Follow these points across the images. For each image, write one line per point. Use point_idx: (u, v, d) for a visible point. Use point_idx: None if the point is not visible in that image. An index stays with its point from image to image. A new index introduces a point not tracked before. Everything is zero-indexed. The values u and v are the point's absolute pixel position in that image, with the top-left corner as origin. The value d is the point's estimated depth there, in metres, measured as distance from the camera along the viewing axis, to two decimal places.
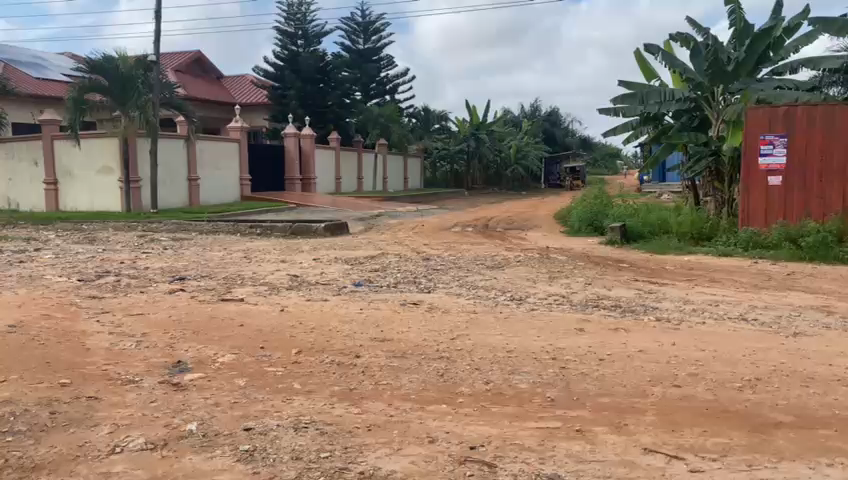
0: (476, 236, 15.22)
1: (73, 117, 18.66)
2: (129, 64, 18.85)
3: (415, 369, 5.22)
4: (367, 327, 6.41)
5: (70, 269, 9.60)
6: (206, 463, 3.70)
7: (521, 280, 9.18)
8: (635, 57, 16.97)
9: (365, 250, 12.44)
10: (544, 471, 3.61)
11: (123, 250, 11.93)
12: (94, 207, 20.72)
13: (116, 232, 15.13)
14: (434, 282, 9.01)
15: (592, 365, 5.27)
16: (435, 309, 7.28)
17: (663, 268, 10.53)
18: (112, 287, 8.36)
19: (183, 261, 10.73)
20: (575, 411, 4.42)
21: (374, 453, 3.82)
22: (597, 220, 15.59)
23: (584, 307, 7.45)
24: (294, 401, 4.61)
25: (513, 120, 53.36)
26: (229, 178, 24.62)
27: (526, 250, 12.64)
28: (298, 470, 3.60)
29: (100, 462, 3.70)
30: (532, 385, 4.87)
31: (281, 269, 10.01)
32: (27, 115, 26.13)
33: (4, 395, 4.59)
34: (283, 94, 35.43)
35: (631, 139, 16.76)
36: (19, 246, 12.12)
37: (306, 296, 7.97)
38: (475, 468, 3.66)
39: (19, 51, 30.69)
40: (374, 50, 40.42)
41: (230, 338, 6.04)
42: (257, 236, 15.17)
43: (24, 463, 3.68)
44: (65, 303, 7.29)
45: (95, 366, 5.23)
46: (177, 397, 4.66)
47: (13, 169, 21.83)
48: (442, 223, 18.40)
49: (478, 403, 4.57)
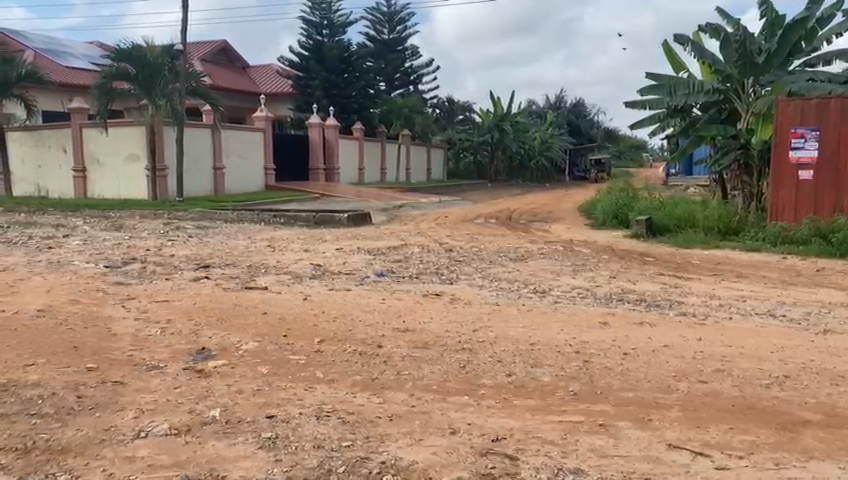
0: (500, 229, 15.15)
1: (100, 104, 19.03)
2: (156, 53, 18.95)
3: (437, 360, 5.21)
4: (388, 317, 6.42)
5: (98, 255, 9.75)
6: (229, 450, 3.72)
7: (545, 272, 9.12)
8: (664, 48, 16.73)
9: (387, 240, 12.44)
10: (566, 466, 3.58)
11: (149, 238, 12.05)
12: (122, 195, 20.98)
13: (142, 219, 15.28)
14: (456, 273, 8.98)
15: (615, 360, 5.22)
16: (457, 300, 7.25)
17: (690, 262, 10.38)
18: (138, 273, 8.46)
19: (209, 249, 10.82)
20: (598, 405, 4.38)
21: (395, 443, 3.82)
22: (621, 213, 15.42)
23: (608, 301, 7.37)
24: (316, 390, 4.62)
25: (537, 111, 53.03)
26: (253, 168, 24.74)
27: (550, 242, 12.55)
28: (319, 459, 3.62)
29: (125, 446, 3.75)
30: (555, 378, 4.83)
31: (304, 258, 10.07)
32: (58, 104, 26.73)
33: (33, 377, 4.67)
34: (307, 84, 35.54)
35: (658, 131, 16.56)
36: (47, 232, 12.29)
37: (328, 285, 8.00)
38: (497, 460, 3.64)
39: (46, 40, 31.10)
40: (399, 40, 40.30)
41: (252, 326, 6.08)
42: (280, 226, 15.21)
43: (51, 445, 3.75)
44: (92, 289, 7.38)
45: (120, 352, 5.29)
46: (201, 384, 4.70)
47: (42, 156, 22.06)
48: (465, 214, 18.29)
49: (500, 395, 4.54)
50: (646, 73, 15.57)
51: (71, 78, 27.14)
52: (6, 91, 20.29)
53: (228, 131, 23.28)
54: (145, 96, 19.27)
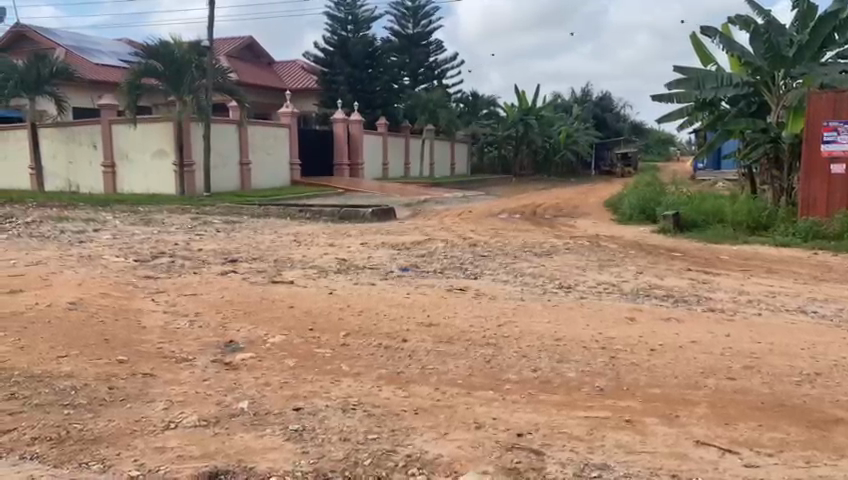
0: (524, 223, 15.10)
1: (129, 101, 19.21)
2: (184, 50, 19.10)
3: (462, 354, 5.22)
4: (413, 311, 6.45)
5: (127, 249, 9.91)
6: (256, 441, 3.77)
7: (571, 267, 9.08)
8: (692, 41, 16.49)
9: (412, 235, 12.47)
10: (592, 461, 3.57)
11: (177, 232, 12.21)
12: (150, 190, 21.27)
13: (170, 214, 15.48)
14: (481, 268, 8.97)
15: (642, 355, 5.18)
16: (482, 295, 7.24)
17: (718, 257, 10.25)
18: (166, 267, 8.59)
19: (236, 243, 10.93)
20: (625, 401, 4.35)
21: (421, 437, 3.83)
22: (648, 208, 15.25)
23: (635, 297, 7.31)
24: (342, 383, 4.66)
25: (563, 104, 52.61)
26: (279, 163, 24.92)
27: (575, 237, 12.47)
28: (345, 451, 3.65)
29: (155, 437, 3.82)
30: (581, 374, 4.82)
31: (330, 252, 10.14)
32: (88, 101, 27.17)
33: (66, 369, 4.77)
34: (332, 79, 35.66)
35: (686, 125, 16.35)
36: (78, 226, 12.53)
37: (353, 280, 8.04)
38: (523, 455, 3.64)
39: (76, 38, 31.60)
40: (424, 34, 40.22)
41: (279, 319, 6.15)
42: (306, 220, 15.31)
43: (84, 435, 3.83)
44: (122, 282, 7.51)
45: (150, 344, 5.37)
46: (229, 376, 4.76)
47: (72, 152, 22.41)
48: (490, 209, 18.26)
49: (526, 390, 4.53)
50: (674, 66, 15.39)
51: (100, 74, 27.57)
52: (38, 89, 20.67)
53: (254, 127, 23.47)
54: (172, 92, 19.47)
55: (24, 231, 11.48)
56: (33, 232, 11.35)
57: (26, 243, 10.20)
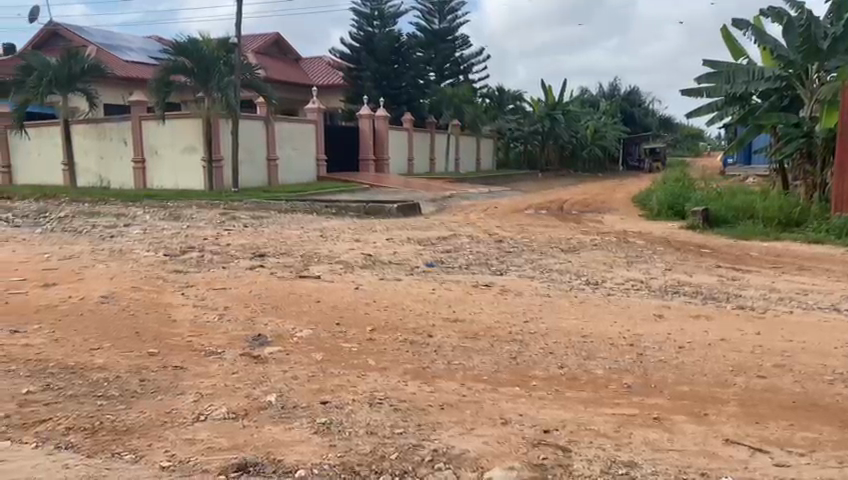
0: (551, 219, 15.02)
1: (158, 97, 19.45)
2: (212, 47, 19.26)
3: (488, 350, 5.22)
4: (438, 307, 6.46)
5: (157, 244, 10.06)
6: (285, 434, 3.82)
7: (598, 264, 9.02)
8: (723, 34, 16.25)
9: (438, 230, 12.46)
10: (620, 458, 3.55)
11: (206, 227, 12.36)
12: (180, 186, 21.56)
13: (199, 210, 15.66)
14: (506, 264, 8.95)
15: (670, 353, 5.13)
16: (508, 291, 7.22)
17: (748, 254, 10.09)
18: (196, 262, 8.71)
19: (263, 238, 11.04)
20: (652, 398, 4.32)
21: (447, 432, 3.85)
22: (677, 204, 15.06)
23: (664, 293, 7.24)
24: (369, 377, 4.69)
25: (590, 99, 52.16)
26: (306, 158, 25.07)
27: (603, 233, 12.36)
28: (372, 445, 3.67)
29: (186, 429, 3.88)
30: (609, 371, 4.78)
31: (356, 248, 10.18)
32: (119, 97, 27.60)
33: (98, 361, 4.86)
34: (358, 75, 35.74)
35: (716, 120, 16.14)
36: (110, 221, 12.74)
37: (379, 275, 8.07)
38: (549, 451, 3.63)
39: (107, 35, 32.09)
40: (450, 29, 40.09)
41: (306, 313, 6.20)
42: (332, 216, 15.40)
43: (117, 426, 3.91)
44: (153, 276, 7.62)
45: (181, 338, 5.46)
46: (257, 369, 4.82)
47: (104, 148, 22.78)
48: (516, 205, 18.17)
49: (552, 387, 4.52)
50: (704, 60, 15.20)
51: (131, 72, 27.98)
52: (70, 86, 21.04)
53: (282, 122, 23.65)
54: (201, 88, 19.66)
55: (58, 226, 11.70)
56: (66, 227, 11.56)
57: (60, 238, 10.40)
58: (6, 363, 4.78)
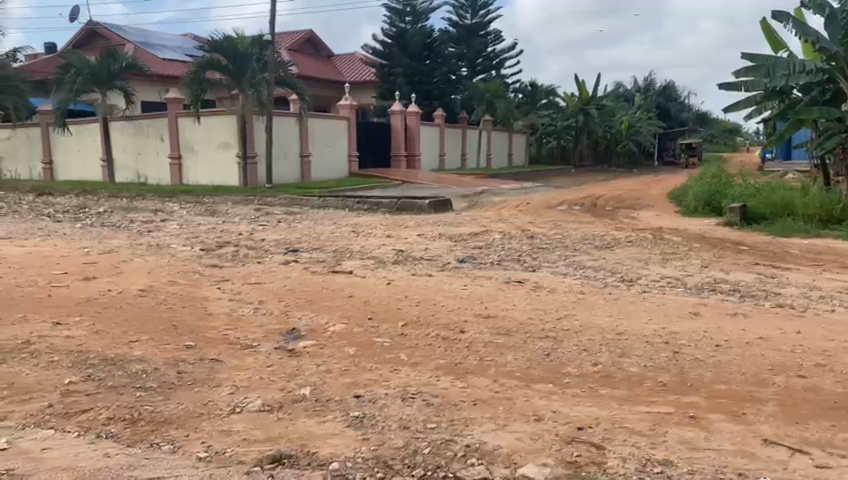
0: (584, 215, 14.90)
1: (193, 93, 19.71)
2: (246, 43, 19.46)
3: (521, 347, 5.20)
4: (471, 303, 6.46)
5: (193, 239, 10.23)
6: (319, 427, 3.85)
7: (633, 260, 8.92)
8: (762, 26, 15.91)
9: (469, 226, 12.45)
10: (654, 457, 3.51)
11: (241, 223, 12.52)
12: (214, 181, 21.86)
13: (234, 205, 15.85)
14: (539, 260, 8.89)
15: (707, 351, 5.05)
16: (540, 287, 7.18)
17: (788, 252, 9.88)
18: (231, 256, 8.83)
19: (297, 234, 11.15)
20: (688, 396, 4.27)
21: (480, 428, 3.84)
22: (714, 200, 14.82)
23: (700, 291, 7.13)
24: (401, 372, 4.70)
25: (624, 94, 51.51)
26: (338, 154, 25.22)
27: (637, 229, 12.21)
28: (405, 439, 3.69)
29: (222, 421, 3.94)
30: (643, 369, 4.73)
31: (387, 243, 10.22)
32: (155, 95, 28.07)
33: (137, 353, 4.96)
34: (390, 71, 35.82)
35: (754, 115, 15.82)
36: (147, 216, 12.99)
37: (411, 270, 8.10)
38: (582, 448, 3.61)
39: (144, 34, 32.64)
40: (482, 24, 39.87)
41: (339, 308, 6.24)
42: (364, 212, 15.49)
43: (155, 417, 3.99)
44: (189, 270, 7.76)
45: (217, 331, 5.54)
46: (291, 363, 4.86)
47: (141, 144, 23.16)
48: (549, 201, 18.05)
49: (586, 385, 4.48)
50: (742, 53, 14.88)
51: (167, 69, 28.43)
52: (109, 83, 21.46)
53: (314, 119, 23.83)
54: (235, 85, 19.89)
55: (97, 221, 11.97)
56: (105, 222, 11.82)
57: (99, 232, 10.64)
58: (49, 354, 4.91)
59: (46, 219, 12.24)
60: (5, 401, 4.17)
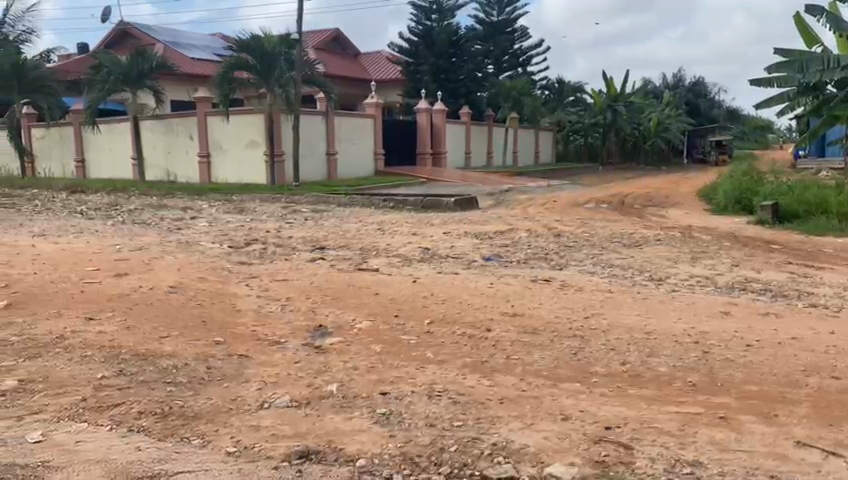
0: (612, 214, 14.76)
1: (222, 93, 19.93)
2: (274, 43, 19.61)
3: (548, 345, 5.18)
4: (497, 301, 6.44)
5: (222, 236, 10.33)
6: (346, 423, 3.88)
7: (661, 259, 8.81)
8: (795, 21, 15.61)
9: (496, 224, 12.40)
10: (684, 458, 3.47)
11: (268, 220, 12.62)
12: (243, 180, 22.09)
13: (261, 203, 15.99)
14: (566, 259, 8.83)
15: (737, 351, 4.98)
16: (568, 286, 7.13)
17: (822, 251, 9.68)
18: (259, 253, 8.92)
19: (323, 231, 11.20)
20: (719, 397, 4.21)
21: (507, 427, 3.83)
22: (745, 198, 14.60)
23: (730, 290, 7.03)
24: (427, 370, 4.71)
25: (653, 91, 50.90)
26: (364, 153, 25.33)
27: (666, 228, 12.06)
28: (432, 437, 3.69)
29: (250, 416, 3.98)
30: (672, 369, 4.68)
31: (413, 241, 10.22)
32: (184, 94, 28.44)
33: (168, 349, 5.04)
34: (416, 69, 35.82)
35: (786, 111, 15.55)
36: (177, 214, 13.16)
37: (437, 268, 8.10)
38: (610, 448, 3.58)
39: (173, 33, 33.08)
40: (509, 21, 39.67)
41: (365, 305, 6.27)
42: (390, 209, 15.51)
43: (185, 411, 4.04)
44: (218, 267, 7.85)
45: (245, 327, 5.60)
46: (319, 359, 4.90)
47: (171, 143, 23.47)
48: (575, 199, 17.92)
49: (614, 384, 4.44)
50: (775, 49, 14.63)
51: (196, 69, 28.78)
52: (139, 83, 21.78)
53: (341, 117, 23.94)
54: (263, 85, 20.05)
55: (128, 218, 12.16)
56: (135, 220, 12.00)
57: (130, 230, 10.81)
58: (81, 348, 5.00)
59: (79, 216, 12.48)
60: (40, 395, 4.26)
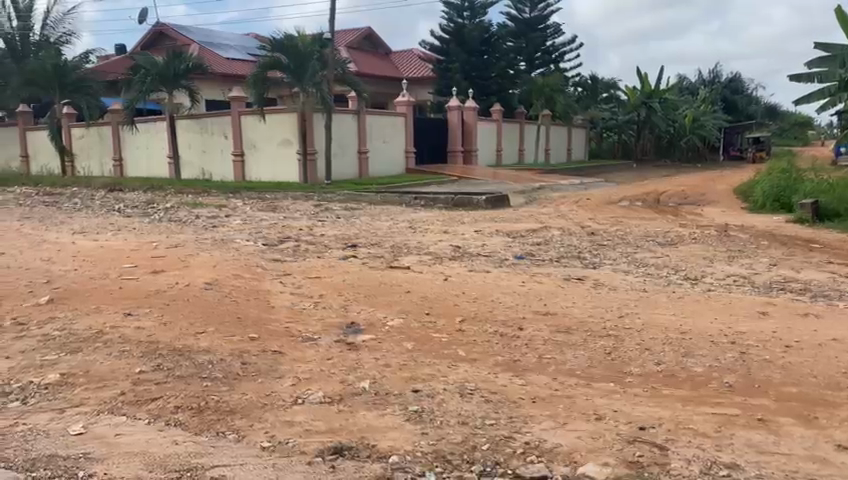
0: (646, 212, 14.57)
1: (256, 93, 20.15)
2: (307, 43, 19.75)
3: (581, 344, 5.14)
4: (529, 300, 6.41)
5: (256, 234, 10.46)
6: (379, 420, 3.90)
7: (697, 258, 8.67)
8: (837, 13, 15.20)
9: (527, 223, 12.33)
10: (720, 460, 3.43)
11: (301, 218, 12.74)
12: (276, 178, 22.34)
13: (294, 201, 16.13)
14: (600, 257, 8.75)
15: (776, 352, 4.87)
16: (601, 285, 7.07)
17: None
18: (292, 251, 9.00)
19: (355, 229, 11.26)
20: (756, 399, 4.13)
21: (540, 426, 3.82)
22: (784, 196, 14.32)
23: (768, 289, 6.90)
24: (459, 368, 4.71)
25: (689, 87, 50.09)
26: (395, 151, 25.39)
27: (701, 226, 11.87)
28: (464, 435, 3.70)
29: (285, 411, 4.03)
30: (708, 369, 4.61)
31: (444, 239, 10.21)
32: (219, 94, 28.83)
33: (204, 344, 5.12)
34: (448, 67, 35.78)
35: (828, 106, 15.17)
36: (212, 212, 13.37)
37: (469, 267, 8.09)
38: (645, 449, 3.54)
39: (208, 34, 33.54)
40: (541, 18, 39.38)
41: (397, 303, 6.29)
42: (421, 207, 15.52)
43: (221, 406, 4.11)
44: (252, 264, 7.95)
45: (278, 324, 5.67)
46: (351, 356, 4.93)
47: (205, 142, 23.80)
48: (609, 197, 17.74)
49: (648, 384, 4.39)
50: (815, 43, 14.27)
51: (230, 69, 29.15)
52: (175, 82, 22.14)
53: (372, 116, 24.02)
54: (297, 84, 20.23)
55: (164, 216, 12.38)
56: (172, 218, 12.21)
57: (166, 228, 10.99)
58: (121, 343, 5.11)
59: (117, 214, 12.75)
60: (81, 388, 4.37)
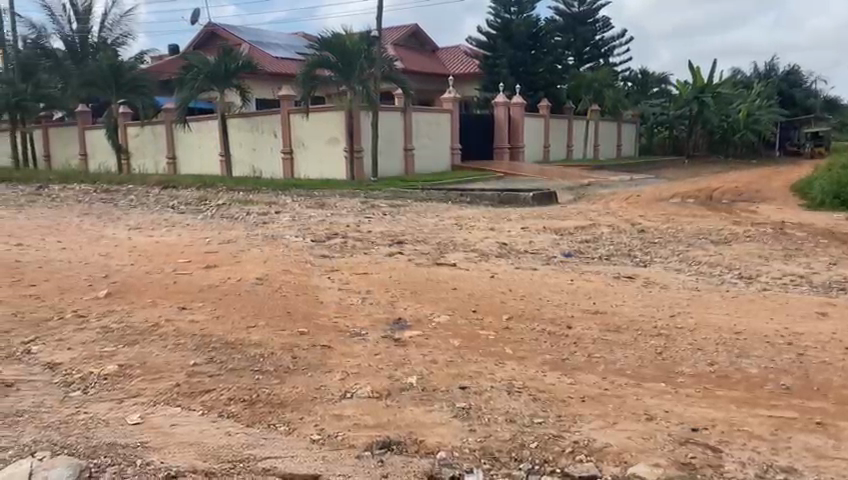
0: (699, 209, 14.22)
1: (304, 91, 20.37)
2: (354, 41, 19.87)
3: (631, 344, 5.07)
4: (577, 298, 6.33)
5: (304, 230, 10.58)
6: (426, 416, 3.92)
7: (752, 257, 8.44)
8: None
9: (575, 220, 12.18)
10: (776, 464, 3.34)
11: (348, 215, 12.84)
12: (323, 176, 22.59)
13: (342, 198, 16.27)
14: (650, 256, 8.59)
15: (836, 354, 4.71)
16: (652, 284, 6.94)
17: None
18: (340, 247, 9.10)
19: (402, 226, 11.29)
20: (815, 401, 4.01)
21: (589, 425, 3.78)
22: (844, 193, 13.87)
23: (827, 289, 6.68)
24: (507, 365, 4.70)
25: (743, 80, 48.72)
26: (441, 148, 25.37)
27: (756, 224, 11.53)
28: (511, 432, 3.69)
29: (334, 405, 4.08)
30: (764, 370, 4.49)
31: (490, 237, 10.16)
32: (268, 92, 29.29)
33: (255, 338, 5.23)
34: (494, 62, 35.60)
35: None
36: (262, 208, 13.58)
37: (515, 264, 8.04)
38: (698, 450, 3.47)
39: (259, 33, 34.11)
40: (590, 12, 38.84)
41: (444, 300, 6.30)
42: (467, 204, 15.46)
43: (272, 399, 4.19)
44: (301, 260, 8.07)
45: (327, 319, 5.74)
46: (398, 352, 4.97)
47: (255, 140, 24.18)
48: (659, 194, 17.39)
49: (701, 385, 4.31)
50: None
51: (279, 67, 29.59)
52: (226, 81, 22.57)
53: (418, 113, 24.05)
54: (344, 82, 20.37)
55: (216, 213, 12.65)
56: (223, 214, 12.47)
57: (218, 224, 11.22)
58: (175, 336, 5.25)
59: (171, 210, 13.08)
60: (138, 379, 4.51)
